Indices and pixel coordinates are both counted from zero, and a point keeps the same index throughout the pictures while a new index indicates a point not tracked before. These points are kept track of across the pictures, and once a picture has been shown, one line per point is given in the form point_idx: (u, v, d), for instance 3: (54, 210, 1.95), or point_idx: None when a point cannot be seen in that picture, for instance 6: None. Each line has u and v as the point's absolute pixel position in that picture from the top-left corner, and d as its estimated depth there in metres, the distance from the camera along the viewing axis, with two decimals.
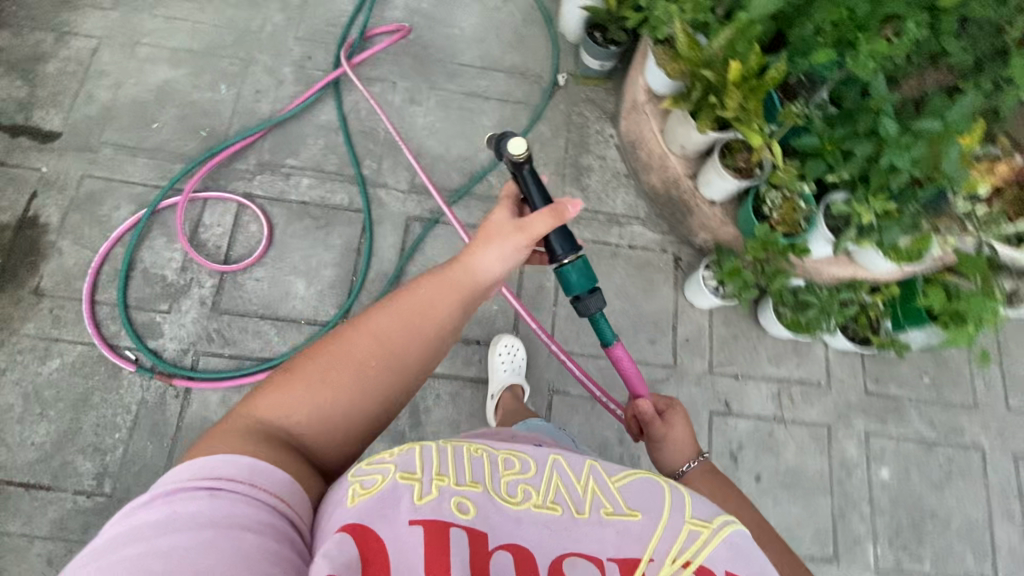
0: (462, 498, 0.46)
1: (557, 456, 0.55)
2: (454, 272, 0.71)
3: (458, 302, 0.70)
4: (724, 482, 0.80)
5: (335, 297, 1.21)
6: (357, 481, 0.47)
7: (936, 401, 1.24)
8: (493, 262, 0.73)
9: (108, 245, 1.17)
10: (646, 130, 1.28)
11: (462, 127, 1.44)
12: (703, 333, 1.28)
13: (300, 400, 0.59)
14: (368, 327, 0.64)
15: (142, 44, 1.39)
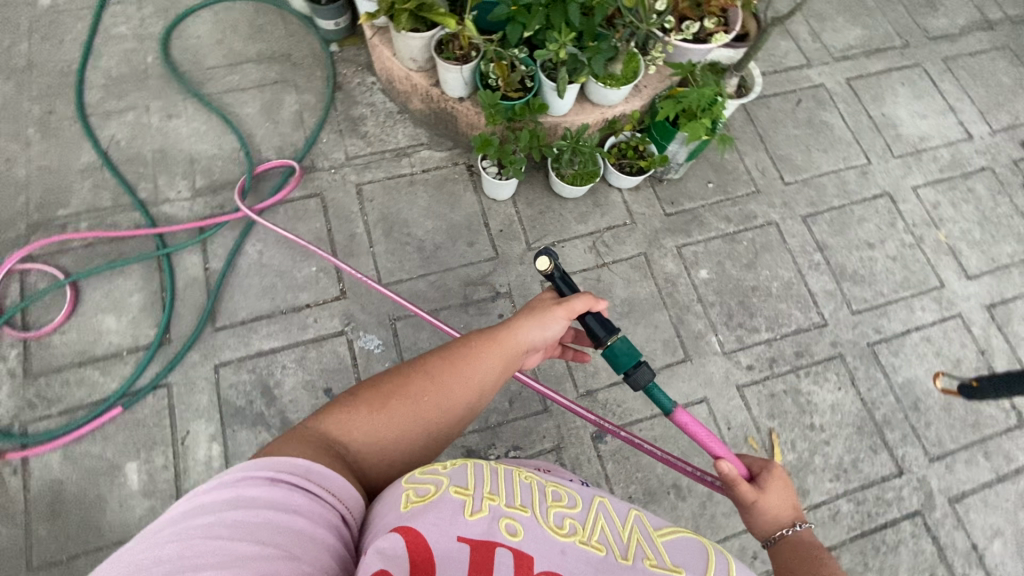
0: (510, 519, 0.51)
1: (602, 499, 0.59)
2: (503, 330, 0.72)
3: (503, 366, 0.70)
4: (822, 553, 0.67)
5: (150, 318, 1.21)
6: (411, 488, 0.54)
7: (723, 200, 1.45)
8: (538, 330, 0.74)
9: None
10: (386, 60, 1.33)
11: (226, 121, 1.41)
12: (513, 221, 1.39)
13: (364, 427, 0.61)
14: (430, 373, 0.66)
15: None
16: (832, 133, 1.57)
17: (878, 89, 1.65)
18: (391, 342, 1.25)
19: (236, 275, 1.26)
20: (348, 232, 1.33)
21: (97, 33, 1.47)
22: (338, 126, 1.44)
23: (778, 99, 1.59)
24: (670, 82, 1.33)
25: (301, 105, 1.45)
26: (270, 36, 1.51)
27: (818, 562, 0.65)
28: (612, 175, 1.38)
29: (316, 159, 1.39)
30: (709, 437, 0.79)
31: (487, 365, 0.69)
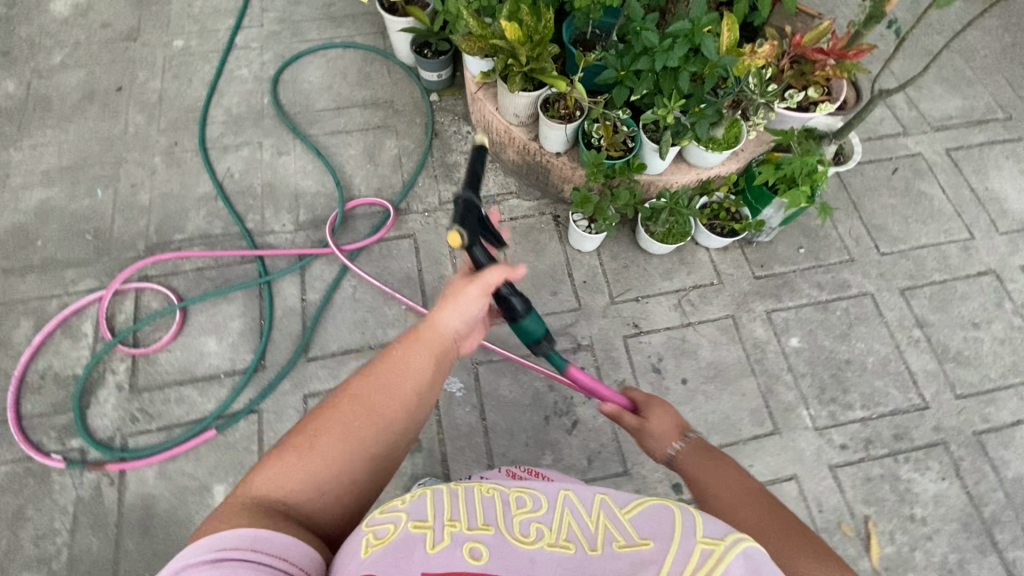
0: (473, 542, 0.48)
1: (567, 491, 0.56)
2: (421, 330, 0.67)
3: (430, 362, 0.65)
4: (715, 458, 0.67)
5: (248, 344, 1.27)
6: (369, 531, 0.50)
7: (815, 266, 1.41)
8: (459, 318, 0.70)
9: (26, 356, 1.22)
10: (487, 113, 1.38)
11: (331, 161, 1.49)
12: (597, 272, 1.38)
13: (295, 472, 0.56)
14: (348, 393, 0.61)
15: (12, 175, 1.43)
16: (931, 204, 1.52)
17: (980, 162, 1.59)
18: (471, 386, 1.25)
19: (330, 309, 1.31)
20: (436, 274, 1.37)
21: (222, 74, 1.60)
22: (434, 172, 1.50)
23: (873, 166, 1.55)
24: (768, 147, 1.32)
25: (400, 149, 1.52)
26: (375, 84, 1.61)
27: (722, 471, 0.65)
28: (702, 235, 1.37)
29: (410, 202, 1.46)
30: (598, 385, 0.87)
31: (412, 363, 0.64)
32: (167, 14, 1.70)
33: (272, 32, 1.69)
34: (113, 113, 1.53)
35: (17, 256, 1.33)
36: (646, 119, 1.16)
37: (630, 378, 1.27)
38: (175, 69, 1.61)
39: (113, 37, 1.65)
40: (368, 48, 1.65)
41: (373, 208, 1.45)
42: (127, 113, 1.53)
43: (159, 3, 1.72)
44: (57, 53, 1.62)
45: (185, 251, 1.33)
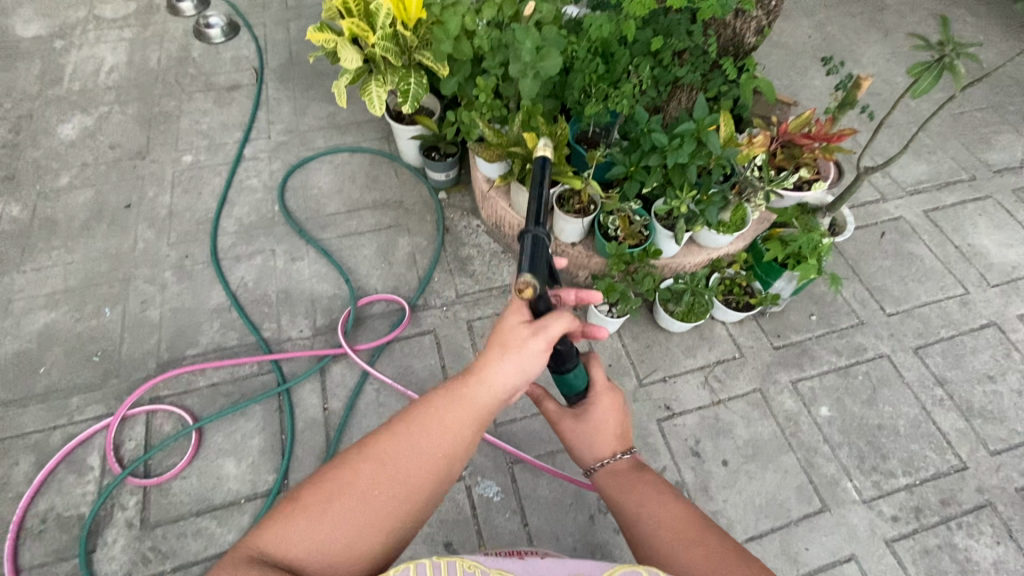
0: None
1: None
2: (461, 388, 0.62)
3: (467, 424, 0.61)
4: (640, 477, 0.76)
5: (270, 463, 1.20)
6: None
7: (829, 332, 1.44)
8: (504, 376, 0.63)
9: (26, 498, 1.12)
10: (500, 209, 1.43)
11: (346, 263, 1.51)
12: (621, 355, 1.38)
13: (305, 532, 0.55)
14: (378, 452, 0.59)
15: (14, 301, 1.39)
16: (923, 263, 1.60)
17: (957, 220, 1.71)
18: (509, 488, 1.20)
19: (355, 416, 1.26)
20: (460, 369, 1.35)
21: (232, 185, 1.63)
22: (448, 266, 1.52)
23: (862, 232, 1.64)
24: (770, 224, 1.39)
25: (413, 247, 1.56)
26: (384, 186, 1.67)
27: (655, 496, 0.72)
28: (719, 311, 1.40)
29: (428, 297, 1.46)
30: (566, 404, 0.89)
31: (441, 429, 0.60)
32: (176, 132, 1.75)
33: (279, 143, 1.75)
34: (122, 230, 1.53)
35: (17, 387, 1.26)
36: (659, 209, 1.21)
37: (670, 465, 1.24)
38: (184, 183, 1.63)
39: (122, 156, 1.68)
40: (375, 151, 1.73)
41: (388, 303, 1.45)
42: (137, 229, 1.53)
43: (167, 122, 1.78)
44: (63, 174, 1.63)
45: (198, 365, 1.29)
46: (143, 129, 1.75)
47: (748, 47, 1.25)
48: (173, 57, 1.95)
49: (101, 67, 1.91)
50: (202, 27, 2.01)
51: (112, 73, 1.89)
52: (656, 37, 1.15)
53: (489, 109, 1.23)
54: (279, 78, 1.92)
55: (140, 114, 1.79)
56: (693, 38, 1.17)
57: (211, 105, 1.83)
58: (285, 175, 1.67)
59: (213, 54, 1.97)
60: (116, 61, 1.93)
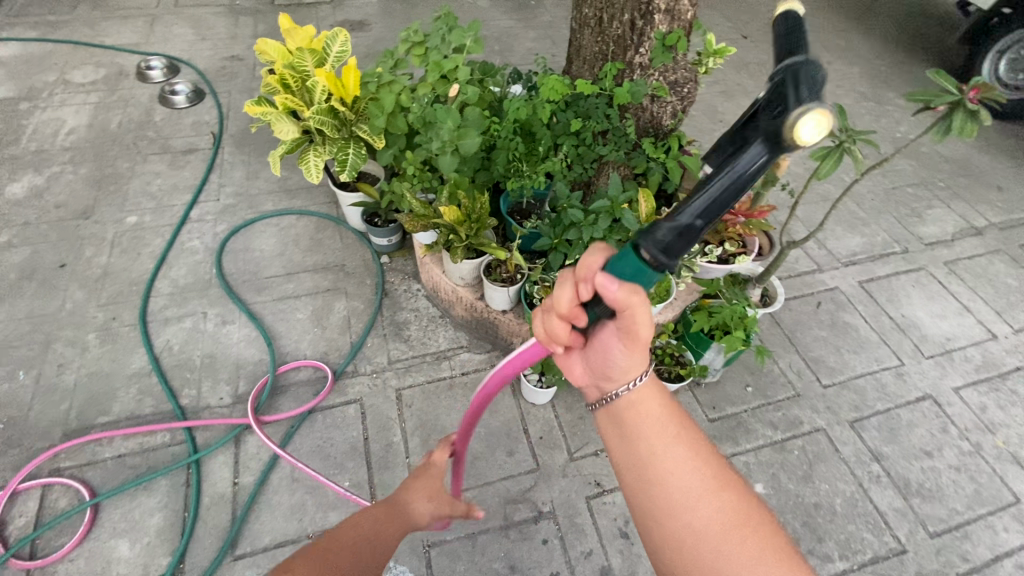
0: None
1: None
2: (394, 506, 0.84)
3: (398, 528, 0.83)
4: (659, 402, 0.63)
5: (166, 545, 1.11)
6: None
7: (765, 404, 1.43)
8: (419, 507, 0.85)
9: None
10: (435, 276, 1.44)
11: (279, 328, 1.49)
12: (553, 426, 1.35)
13: None
14: (337, 546, 0.74)
15: None
16: (858, 333, 1.62)
17: (891, 291, 1.74)
18: (422, 575, 1.13)
19: (266, 491, 1.20)
20: (384, 441, 1.30)
21: (173, 247, 1.63)
22: (383, 331, 1.50)
23: (798, 302, 1.67)
24: (700, 294, 1.41)
25: (349, 311, 1.54)
26: (327, 249, 1.68)
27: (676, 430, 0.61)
28: None
29: (359, 364, 1.43)
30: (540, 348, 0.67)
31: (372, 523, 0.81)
32: (124, 193, 1.77)
33: (228, 205, 1.78)
34: (52, 290, 1.50)
35: None
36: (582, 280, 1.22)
37: (597, 547, 1.18)
38: (124, 244, 1.63)
39: (65, 215, 1.69)
40: (322, 215, 1.75)
41: (313, 368, 1.41)
42: (67, 289, 1.50)
43: (117, 182, 1.80)
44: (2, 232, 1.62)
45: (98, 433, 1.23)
46: (92, 189, 1.77)
47: (667, 128, 1.31)
48: (134, 121, 2.01)
49: (60, 129, 1.95)
50: (166, 93, 2.09)
51: (71, 135, 1.93)
52: (576, 117, 1.20)
53: (418, 181, 1.28)
54: (236, 142, 1.97)
55: (92, 174, 1.82)
56: (612, 120, 1.22)
57: (165, 167, 1.87)
58: (229, 237, 1.67)
59: (174, 118, 2.04)
60: (77, 123, 1.97)
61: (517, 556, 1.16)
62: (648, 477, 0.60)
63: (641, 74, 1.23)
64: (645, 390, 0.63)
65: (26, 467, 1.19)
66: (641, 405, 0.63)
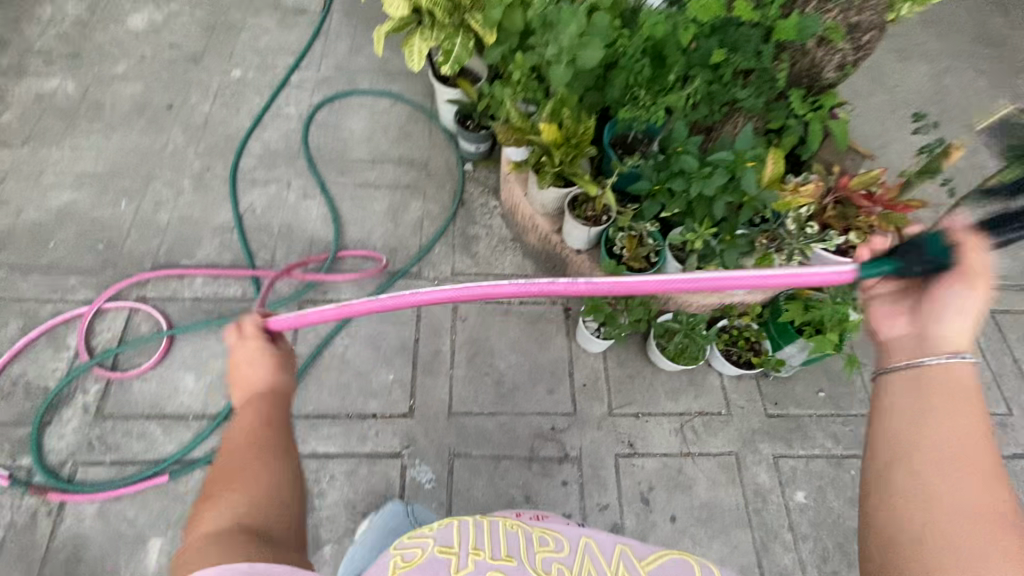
0: (496, 571, 0.57)
1: (587, 539, 0.66)
2: (244, 389, 0.78)
3: (269, 390, 0.77)
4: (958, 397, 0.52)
5: (224, 388, 1.21)
6: (398, 555, 0.60)
7: (835, 415, 1.31)
8: (265, 366, 0.79)
9: (6, 359, 1.19)
10: (516, 196, 1.37)
11: (355, 214, 1.49)
12: (599, 377, 1.30)
13: (223, 509, 0.58)
14: (225, 454, 0.67)
15: (46, 173, 1.46)
16: None
17: None
18: (443, 480, 1.17)
19: (316, 366, 1.26)
20: (432, 348, 1.31)
21: (269, 109, 1.64)
22: (452, 240, 1.47)
23: None
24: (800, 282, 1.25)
25: (423, 212, 1.51)
26: (414, 143, 1.62)
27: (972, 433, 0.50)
28: (716, 360, 1.29)
29: (422, 268, 1.42)
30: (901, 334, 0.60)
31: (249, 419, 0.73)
32: (233, 44, 1.77)
33: (326, 76, 1.74)
34: (158, 129, 1.57)
35: (25, 255, 1.33)
36: (673, 238, 1.10)
37: (614, 505, 1.17)
38: (227, 96, 1.65)
39: (178, 56, 1.72)
40: (416, 106, 1.68)
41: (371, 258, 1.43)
42: (171, 132, 1.56)
43: (228, 32, 1.79)
44: (121, 61, 1.68)
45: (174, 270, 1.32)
46: (205, 34, 1.78)
47: (825, 83, 1.09)
48: None
49: None
50: None
51: None
52: (720, 48, 1.03)
53: (522, 88, 1.16)
54: (345, 10, 1.89)
55: (206, 18, 1.82)
56: (761, 60, 1.03)
57: (273, 24, 1.83)
58: (322, 111, 1.65)
59: None
60: None
61: (534, 489, 1.18)
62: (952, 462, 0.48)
63: (816, 9, 1.01)
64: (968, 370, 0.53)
65: (117, 289, 1.30)
66: (954, 376, 0.53)
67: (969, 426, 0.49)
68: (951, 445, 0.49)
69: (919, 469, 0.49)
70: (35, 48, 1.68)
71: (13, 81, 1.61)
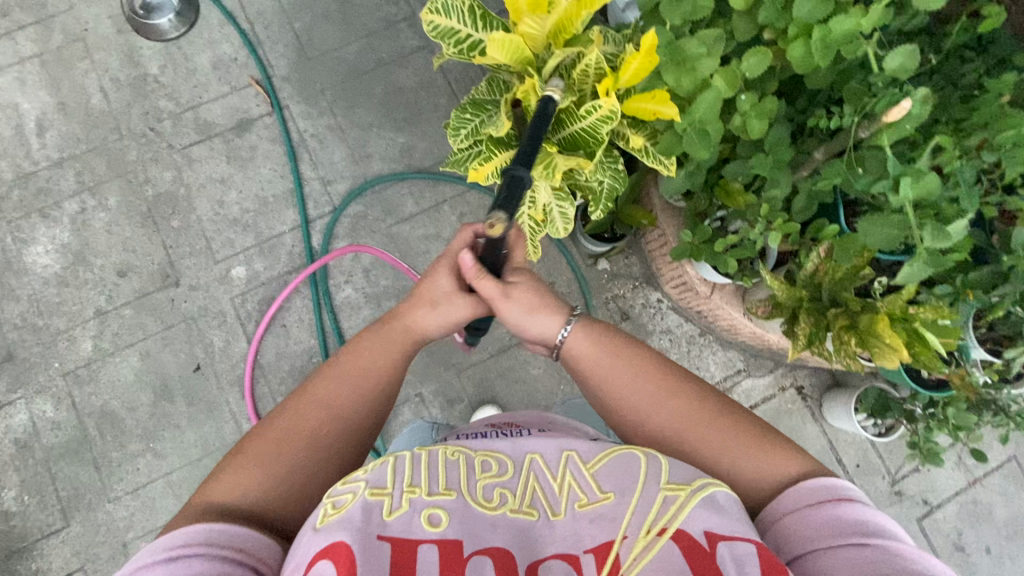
0: (433, 509, 0.50)
1: (534, 455, 0.57)
2: (388, 330, 0.68)
3: (364, 388, 0.64)
4: (590, 367, 0.67)
5: None
6: (330, 500, 0.51)
7: None
8: (342, 389, 0.63)
9: None
10: (722, 313, 1.06)
11: (516, 393, 1.19)
12: (867, 450, 1.20)
13: (257, 479, 0.56)
14: (322, 396, 0.62)
15: (130, 542, 1.08)
16: None
17: None
18: None
19: None
20: None
21: (324, 307, 1.19)
22: None
23: None
24: None
25: None
26: None
27: (613, 365, 0.65)
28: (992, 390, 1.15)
29: None
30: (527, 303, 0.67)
31: (298, 456, 0.58)
32: (199, 229, 1.21)
33: (354, 218, 1.24)
34: (209, 408, 1.14)
35: None
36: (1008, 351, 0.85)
37: None
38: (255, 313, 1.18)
39: (145, 285, 1.18)
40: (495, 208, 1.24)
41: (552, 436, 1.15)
42: (230, 404, 1.14)
43: (176, 212, 1.21)
44: (80, 334, 1.15)
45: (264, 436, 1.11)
46: (150, 230, 1.20)
47: None
48: (126, 86, 1.27)
49: (25, 126, 1.24)
50: (145, 14, 1.29)
51: (50, 135, 1.24)
52: None
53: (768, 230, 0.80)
54: (304, 99, 1.28)
55: (128, 203, 1.21)
56: None
57: (226, 168, 1.24)
58: (387, 274, 1.22)
59: (181, 66, 1.28)
60: (42, 111, 1.25)
61: None
62: (686, 427, 0.61)
63: None
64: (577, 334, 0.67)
65: None
66: (583, 344, 0.67)
67: (635, 374, 0.64)
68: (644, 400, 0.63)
69: (654, 422, 0.62)
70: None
71: None
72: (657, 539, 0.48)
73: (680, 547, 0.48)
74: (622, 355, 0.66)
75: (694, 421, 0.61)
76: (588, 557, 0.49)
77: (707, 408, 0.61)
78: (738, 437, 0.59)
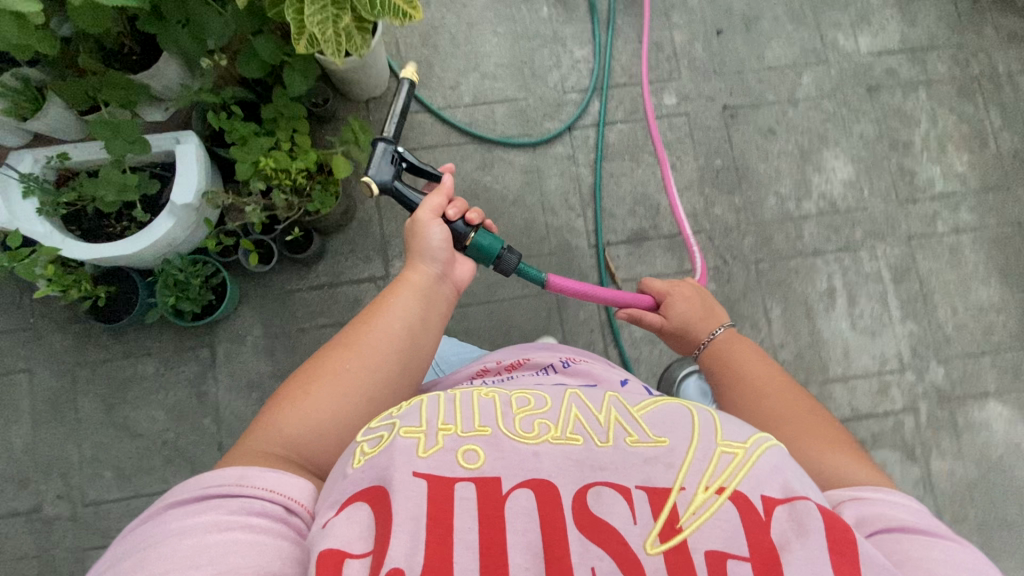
0: (469, 447, 0.48)
1: (571, 392, 0.56)
2: (404, 282, 0.72)
3: (397, 333, 0.66)
4: (737, 350, 0.78)
5: None
6: (363, 440, 0.51)
7: None
8: (376, 330, 0.66)
9: None
10: None
11: None
12: None
13: (291, 415, 0.58)
14: (340, 342, 0.65)
15: None
16: None
17: None
18: None
19: None
20: None
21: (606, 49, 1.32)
22: None
23: None
24: None
25: None
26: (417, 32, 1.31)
27: (763, 384, 0.71)
28: None
29: None
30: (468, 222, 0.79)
31: (323, 401, 0.59)
32: (699, 151, 1.30)
33: (557, 120, 1.30)
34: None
35: None
36: None
37: None
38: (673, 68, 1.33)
39: (753, 114, 1.31)
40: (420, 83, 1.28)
41: None
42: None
43: (716, 172, 1.29)
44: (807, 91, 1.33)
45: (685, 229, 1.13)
46: (737, 159, 1.29)
47: None
48: (744, 312, 1.24)
49: (839, 298, 1.25)
50: None
51: (820, 280, 1.26)
52: None
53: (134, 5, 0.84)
54: (572, 249, 1.26)
55: (758, 193, 1.28)
56: None
57: (662, 199, 1.27)
58: (542, 62, 1.32)
59: None
60: (825, 309, 1.25)
61: None
62: (791, 423, 0.64)
63: None
64: (727, 337, 0.82)
65: None
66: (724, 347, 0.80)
67: (769, 383, 0.71)
68: (764, 375, 0.72)
69: (776, 417, 0.66)
70: (912, 92, 1.34)
71: (899, 37, 1.36)
72: (718, 496, 0.45)
73: (738, 506, 0.45)
74: (744, 344, 0.80)
75: (794, 421, 0.65)
76: (642, 494, 0.46)
77: (818, 426, 0.64)
78: (836, 443, 0.61)
